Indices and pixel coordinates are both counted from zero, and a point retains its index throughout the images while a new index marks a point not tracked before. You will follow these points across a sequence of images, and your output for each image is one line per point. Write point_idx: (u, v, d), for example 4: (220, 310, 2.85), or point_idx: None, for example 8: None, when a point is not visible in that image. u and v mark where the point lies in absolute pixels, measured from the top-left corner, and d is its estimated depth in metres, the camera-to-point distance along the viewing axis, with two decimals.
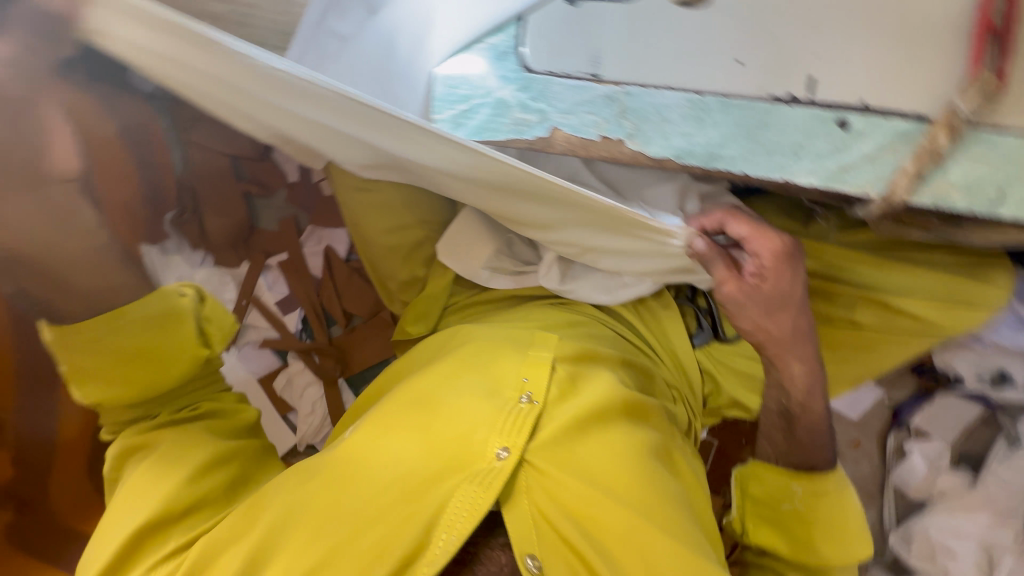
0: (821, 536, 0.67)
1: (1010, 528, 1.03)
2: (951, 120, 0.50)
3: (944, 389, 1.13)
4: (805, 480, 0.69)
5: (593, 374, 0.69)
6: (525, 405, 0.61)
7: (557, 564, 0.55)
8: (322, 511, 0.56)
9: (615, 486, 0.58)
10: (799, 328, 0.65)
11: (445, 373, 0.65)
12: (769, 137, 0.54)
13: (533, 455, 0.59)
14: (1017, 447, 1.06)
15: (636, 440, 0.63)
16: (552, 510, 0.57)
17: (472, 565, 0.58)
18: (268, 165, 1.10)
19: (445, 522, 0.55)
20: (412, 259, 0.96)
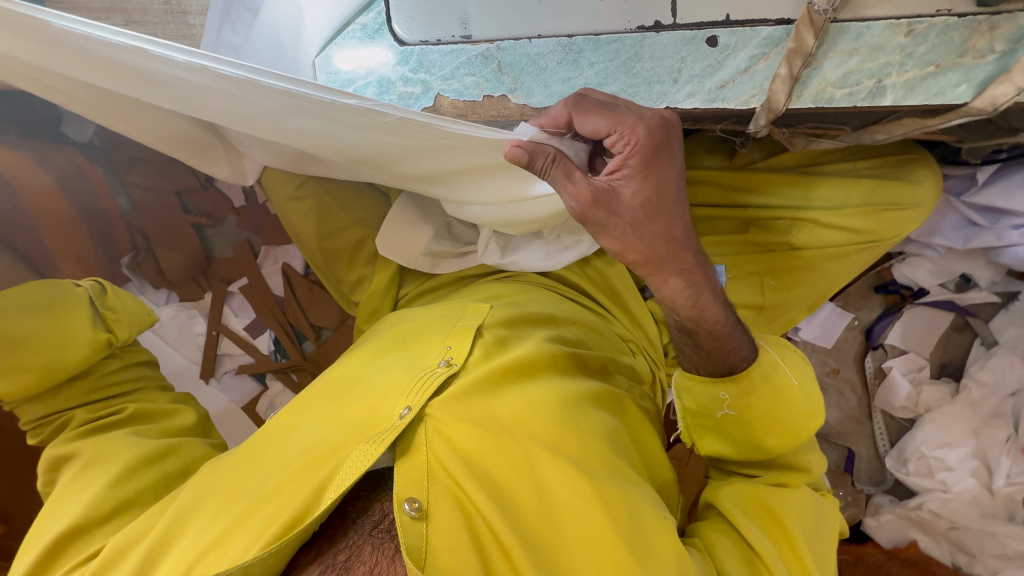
0: (769, 432, 0.65)
1: (1000, 429, 1.05)
2: (813, 18, 0.50)
3: (910, 303, 1.09)
4: (730, 385, 0.66)
5: (524, 336, 0.74)
6: (442, 368, 0.66)
7: (442, 502, 0.57)
8: (241, 483, 0.62)
9: (516, 427, 0.63)
10: (672, 233, 0.61)
11: (371, 358, 0.73)
12: (644, 68, 0.59)
13: (435, 409, 0.63)
14: (993, 349, 1.06)
15: (557, 389, 0.67)
16: (447, 455, 0.60)
17: (357, 517, 0.62)
18: (212, 195, 1.16)
19: (335, 482, 0.57)
20: (357, 259, 0.97)
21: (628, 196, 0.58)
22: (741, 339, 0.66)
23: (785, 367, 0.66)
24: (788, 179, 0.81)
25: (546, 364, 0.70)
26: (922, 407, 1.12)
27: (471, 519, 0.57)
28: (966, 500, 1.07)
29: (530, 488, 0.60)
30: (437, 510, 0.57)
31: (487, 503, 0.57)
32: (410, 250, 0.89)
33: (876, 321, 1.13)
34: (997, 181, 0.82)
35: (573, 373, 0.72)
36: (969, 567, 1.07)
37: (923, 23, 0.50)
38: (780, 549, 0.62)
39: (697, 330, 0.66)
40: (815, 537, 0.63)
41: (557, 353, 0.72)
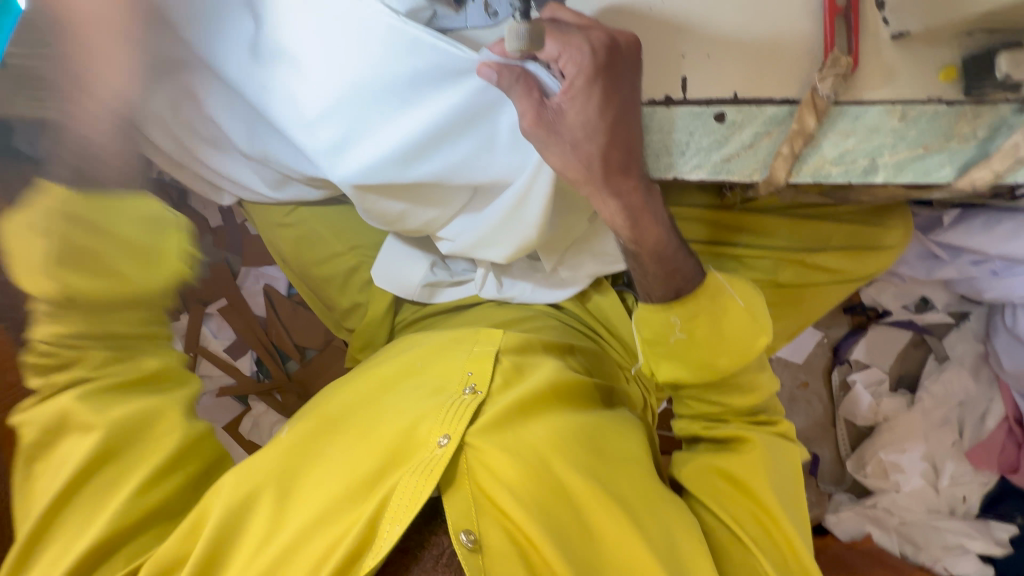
0: (723, 358, 0.66)
1: (948, 434, 1.16)
2: (816, 102, 0.51)
3: (874, 322, 1.20)
4: (679, 308, 0.65)
5: (537, 362, 0.76)
6: (468, 396, 0.68)
7: (493, 531, 0.59)
8: (282, 514, 0.60)
9: (552, 453, 0.65)
10: (618, 163, 0.57)
11: (387, 381, 0.72)
12: (653, 142, 0.57)
13: (473, 437, 0.64)
14: (945, 364, 1.17)
15: (577, 417, 0.70)
16: (491, 485, 0.61)
17: (416, 552, 0.60)
18: (185, 215, 1.12)
19: (389, 514, 0.58)
20: (349, 286, 0.93)
21: (573, 117, 0.55)
22: (688, 263, 0.66)
23: (732, 289, 0.65)
24: (771, 220, 0.84)
25: (562, 392, 0.73)
26: (881, 416, 1.20)
27: (523, 546, 0.59)
28: (913, 496, 1.18)
29: (573, 514, 0.61)
30: (489, 538, 0.59)
31: (537, 532, 0.58)
32: (408, 282, 0.87)
33: (845, 337, 1.23)
34: (961, 222, 0.88)
35: (586, 403, 0.75)
36: (917, 557, 1.14)
37: (915, 109, 0.52)
38: (755, 515, 0.64)
39: (642, 254, 0.64)
40: (779, 480, 0.66)
41: (569, 381, 0.74)
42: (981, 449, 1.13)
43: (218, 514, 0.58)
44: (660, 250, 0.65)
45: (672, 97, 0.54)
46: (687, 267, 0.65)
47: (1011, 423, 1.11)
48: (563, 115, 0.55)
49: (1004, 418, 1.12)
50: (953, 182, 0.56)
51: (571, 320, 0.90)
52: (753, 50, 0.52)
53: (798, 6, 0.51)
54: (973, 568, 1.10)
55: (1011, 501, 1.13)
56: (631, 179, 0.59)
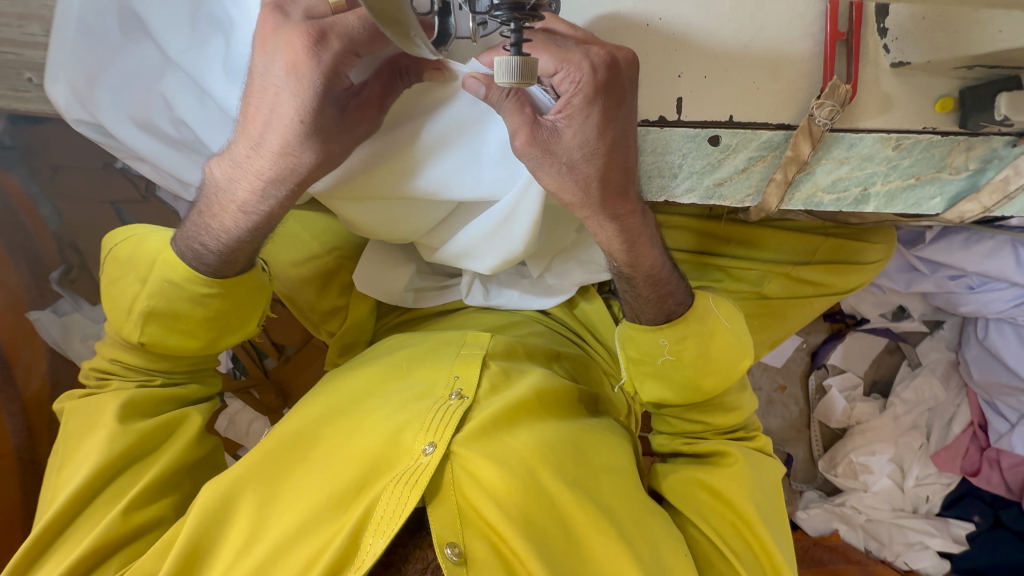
0: (709, 381, 0.66)
1: (916, 437, 1.20)
2: (812, 129, 0.50)
3: (853, 330, 1.22)
4: (668, 330, 0.64)
5: (524, 367, 0.75)
6: (455, 400, 0.66)
7: (478, 544, 0.58)
8: (262, 520, 0.59)
9: (539, 462, 0.62)
10: (615, 182, 0.53)
11: (371, 384, 0.70)
12: (646, 163, 0.55)
13: (460, 447, 0.61)
14: (917, 370, 1.20)
15: (567, 427, 0.69)
16: (478, 497, 0.59)
17: (400, 565, 0.58)
18: (155, 207, 1.06)
19: (373, 527, 0.57)
20: (329, 290, 0.88)
21: (570, 137, 0.50)
22: (680, 289, 0.66)
23: (718, 311, 0.67)
24: (760, 232, 0.83)
25: (551, 400, 0.71)
26: (855, 419, 1.23)
27: (508, 560, 0.58)
28: (880, 495, 1.22)
29: (559, 525, 0.60)
30: (475, 552, 0.57)
31: (523, 547, 0.56)
32: (391, 288, 0.84)
33: (824, 342, 1.26)
34: (943, 238, 0.90)
35: (575, 412, 0.73)
36: (880, 552, 1.18)
37: (910, 139, 0.51)
38: (738, 532, 0.64)
39: (635, 279, 0.63)
40: (763, 495, 0.66)
41: (556, 389, 0.73)
42: (946, 453, 1.17)
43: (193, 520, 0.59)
44: (654, 274, 0.64)
45: (666, 118, 0.52)
46: (679, 292, 0.65)
47: (975, 428, 1.16)
48: (557, 137, 0.50)
49: (969, 423, 1.17)
50: (942, 213, 0.57)
51: (557, 326, 0.89)
52: (749, 73, 0.50)
53: (799, 29, 0.49)
54: (930, 563, 1.15)
55: (971, 501, 1.17)
56: (628, 204, 0.56)
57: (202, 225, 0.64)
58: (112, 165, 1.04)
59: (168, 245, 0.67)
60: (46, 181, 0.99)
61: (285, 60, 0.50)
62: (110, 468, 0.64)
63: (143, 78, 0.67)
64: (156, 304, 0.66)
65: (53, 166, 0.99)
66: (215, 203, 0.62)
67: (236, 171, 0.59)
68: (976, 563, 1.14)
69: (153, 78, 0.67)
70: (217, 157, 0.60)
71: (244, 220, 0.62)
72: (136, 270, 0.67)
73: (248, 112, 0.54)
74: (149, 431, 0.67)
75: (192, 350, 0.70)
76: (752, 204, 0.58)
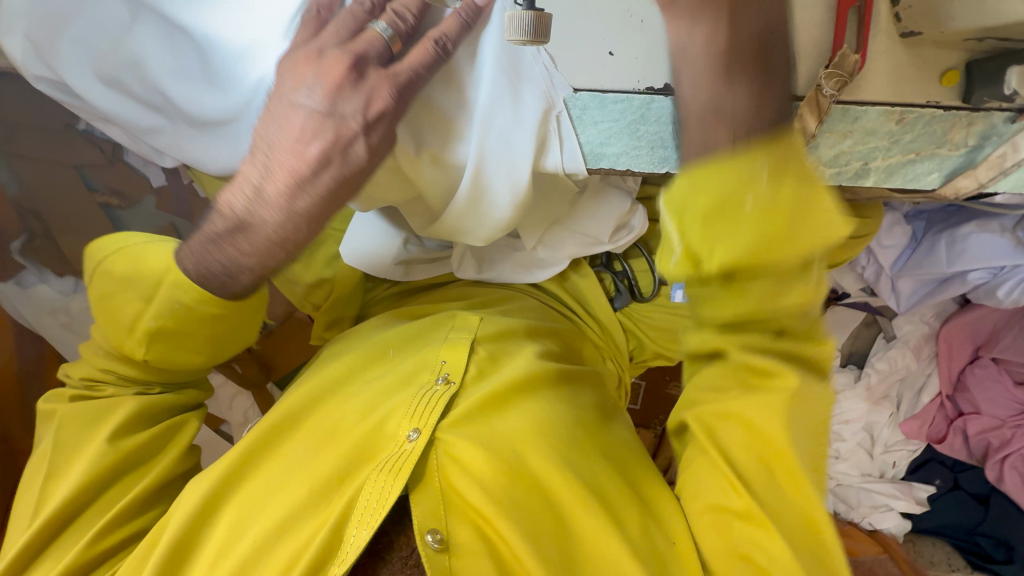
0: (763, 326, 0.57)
1: (888, 408, 1.25)
2: (819, 102, 0.49)
3: (835, 304, 1.19)
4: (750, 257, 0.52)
5: (515, 349, 0.75)
6: (441, 386, 0.66)
7: (461, 528, 0.58)
8: (246, 521, 0.59)
9: (523, 447, 0.63)
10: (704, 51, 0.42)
11: (356, 367, 0.72)
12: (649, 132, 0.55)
13: (445, 433, 0.62)
14: (892, 342, 1.20)
15: (558, 411, 0.68)
16: (461, 482, 0.60)
17: (385, 554, 0.59)
18: (123, 172, 0.99)
19: (356, 519, 0.56)
20: (314, 262, 0.85)
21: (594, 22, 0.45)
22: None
23: None
24: None
25: (539, 380, 0.70)
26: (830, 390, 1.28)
27: (495, 544, 0.58)
28: (849, 461, 1.27)
29: (546, 510, 0.61)
30: (459, 537, 0.58)
31: (507, 528, 0.58)
32: (379, 261, 0.81)
33: None
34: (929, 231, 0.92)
35: (567, 391, 0.73)
36: (847, 514, 1.26)
37: (913, 113, 0.51)
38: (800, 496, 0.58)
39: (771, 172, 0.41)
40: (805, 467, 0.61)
41: (547, 369, 0.72)
42: (915, 423, 1.22)
43: (182, 514, 0.60)
44: None
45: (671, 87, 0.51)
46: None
47: (943, 398, 1.21)
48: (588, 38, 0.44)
49: (937, 394, 1.21)
50: (938, 188, 0.57)
51: (548, 299, 0.88)
52: None
53: None
54: (893, 523, 1.22)
55: (934, 466, 1.24)
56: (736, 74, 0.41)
57: (228, 265, 0.57)
58: (74, 127, 0.95)
59: (177, 265, 0.60)
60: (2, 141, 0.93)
61: (322, 93, 0.49)
62: (104, 476, 0.63)
63: (111, 30, 0.61)
64: (164, 323, 0.61)
65: (8, 125, 0.93)
66: (230, 239, 0.55)
67: (260, 203, 0.53)
68: (935, 521, 1.22)
69: (122, 32, 0.61)
70: (233, 187, 0.54)
71: (279, 253, 0.55)
72: (137, 286, 0.62)
73: (282, 137, 0.51)
74: (147, 442, 0.66)
75: (197, 364, 0.67)
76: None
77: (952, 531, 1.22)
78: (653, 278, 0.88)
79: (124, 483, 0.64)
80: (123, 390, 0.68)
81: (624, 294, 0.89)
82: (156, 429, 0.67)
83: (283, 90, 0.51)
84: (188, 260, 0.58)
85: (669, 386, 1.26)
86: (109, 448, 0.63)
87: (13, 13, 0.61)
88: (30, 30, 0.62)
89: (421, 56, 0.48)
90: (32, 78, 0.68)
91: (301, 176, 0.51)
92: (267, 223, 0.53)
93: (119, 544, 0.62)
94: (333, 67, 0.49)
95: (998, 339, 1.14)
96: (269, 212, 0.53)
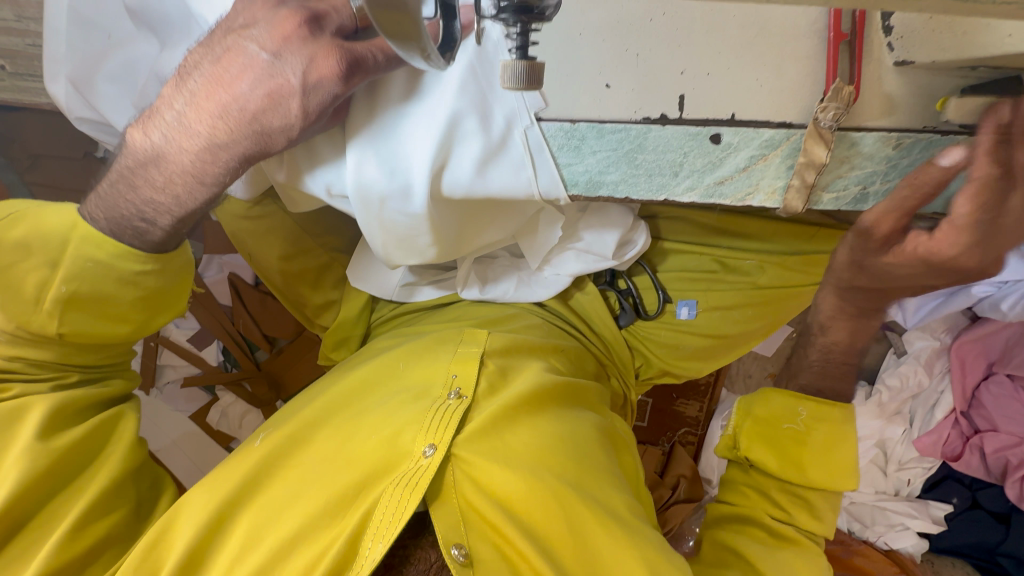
0: (812, 462, 0.68)
1: (899, 424, 1.24)
2: (821, 133, 0.49)
3: None
4: (812, 403, 0.69)
5: (523, 365, 0.76)
6: (453, 400, 0.68)
7: (484, 547, 0.60)
8: (261, 531, 0.61)
9: (539, 465, 0.64)
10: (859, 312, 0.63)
11: (364, 385, 0.73)
12: (646, 160, 0.54)
13: (461, 449, 0.64)
14: (903, 357, 1.21)
15: (566, 427, 0.70)
16: (480, 499, 0.62)
17: (401, 567, 0.61)
18: None
19: (372, 531, 0.58)
20: (322, 283, 0.89)
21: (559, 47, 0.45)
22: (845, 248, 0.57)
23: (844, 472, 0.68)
24: (751, 223, 0.84)
25: (548, 395, 0.72)
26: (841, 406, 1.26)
27: (514, 560, 0.60)
28: (862, 479, 1.25)
29: (564, 530, 0.61)
30: (480, 553, 0.60)
31: (527, 548, 0.59)
32: (385, 283, 0.84)
33: None
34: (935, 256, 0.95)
35: (572, 407, 0.75)
36: (862, 533, 1.24)
37: (910, 138, 0.51)
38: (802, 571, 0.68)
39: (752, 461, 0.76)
40: None
41: (556, 384, 0.74)
42: (929, 439, 1.20)
43: (190, 525, 0.61)
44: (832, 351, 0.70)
45: (668, 116, 0.51)
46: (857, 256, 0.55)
47: (957, 415, 1.18)
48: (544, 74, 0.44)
49: (952, 410, 1.19)
50: None
51: (554, 318, 0.88)
52: (752, 71, 0.50)
53: (803, 25, 0.48)
54: (911, 542, 1.19)
55: (951, 484, 1.21)
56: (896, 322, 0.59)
57: (138, 200, 0.60)
58: (93, 154, 1.00)
59: (84, 222, 0.61)
60: (23, 169, 0.98)
61: (274, 48, 0.52)
62: (42, 481, 0.60)
63: (140, 65, 0.65)
64: (78, 288, 0.61)
65: (30, 155, 0.98)
66: (146, 172, 0.59)
67: (176, 135, 0.56)
68: (952, 541, 1.18)
69: (151, 64, 0.64)
70: (151, 119, 0.57)
71: (194, 188, 0.59)
72: (42, 254, 0.61)
73: (217, 72, 0.54)
74: (79, 439, 0.64)
75: (123, 335, 0.67)
76: (774, 208, 0.56)
77: (973, 552, 1.18)
78: (658, 296, 0.88)
79: (72, 485, 0.62)
80: (40, 387, 0.65)
81: (629, 312, 0.89)
82: (90, 423, 0.65)
83: (236, 29, 0.53)
84: (97, 196, 0.61)
85: (675, 403, 1.26)
86: (41, 448, 0.60)
87: (52, 57, 0.65)
88: (71, 72, 0.65)
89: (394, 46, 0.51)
90: (72, 118, 0.70)
91: (215, 141, 0.56)
92: (184, 155, 0.57)
93: (83, 556, 0.59)
94: (285, 24, 0.52)
95: (1011, 354, 1.14)
96: (189, 148, 0.57)
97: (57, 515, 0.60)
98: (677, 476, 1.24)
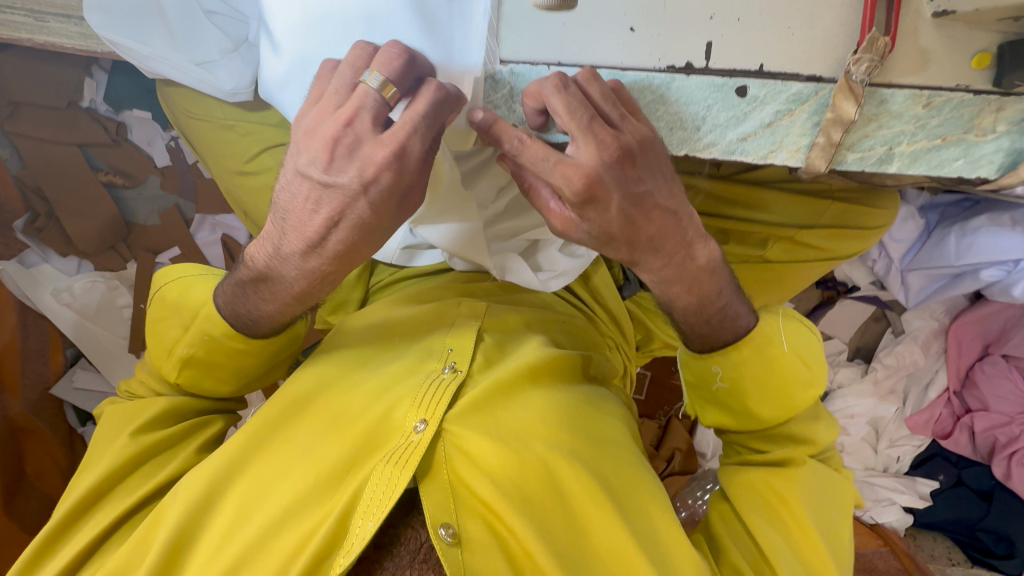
0: (758, 402, 0.66)
1: (892, 402, 1.25)
2: (852, 87, 0.47)
3: (842, 297, 1.21)
4: (722, 357, 0.64)
5: (520, 338, 0.75)
6: (448, 374, 0.67)
7: (473, 524, 0.59)
8: (252, 504, 0.60)
9: (532, 439, 0.64)
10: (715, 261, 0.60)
11: (360, 356, 0.72)
12: (668, 113, 0.52)
13: (451, 424, 0.63)
14: (900, 337, 1.21)
15: (560, 398, 0.69)
16: (470, 473, 0.61)
17: (391, 547, 0.60)
18: (128, 153, 1.03)
19: (361, 510, 0.58)
20: None
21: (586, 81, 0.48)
22: (654, 172, 0.51)
23: (815, 424, 0.71)
24: (756, 194, 0.82)
25: (545, 367, 0.71)
26: (837, 384, 1.27)
27: (503, 537, 0.59)
28: (853, 456, 1.27)
29: (556, 503, 0.62)
30: (470, 532, 0.59)
31: (518, 522, 0.58)
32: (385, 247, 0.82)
33: (813, 309, 1.25)
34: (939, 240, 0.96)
35: (570, 379, 0.74)
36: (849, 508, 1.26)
37: (941, 97, 0.49)
38: (780, 523, 0.65)
39: (693, 334, 0.65)
40: (820, 506, 0.67)
41: (554, 358, 0.72)
42: (921, 418, 1.22)
43: (181, 501, 0.61)
44: (727, 313, 0.63)
45: (693, 65, 0.49)
46: (606, 200, 0.50)
47: (950, 394, 1.21)
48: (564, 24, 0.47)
49: (944, 389, 1.21)
50: (995, 179, 0.54)
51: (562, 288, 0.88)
52: (785, 18, 0.47)
53: None
54: (895, 516, 1.22)
55: (938, 461, 1.24)
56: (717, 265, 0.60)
57: (253, 303, 0.62)
58: (78, 104, 0.98)
59: (215, 298, 0.66)
60: (4, 118, 0.95)
61: (363, 175, 0.49)
62: (125, 469, 0.66)
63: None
64: (195, 351, 0.67)
65: (11, 102, 0.94)
66: (257, 290, 0.61)
67: (277, 253, 0.56)
68: (937, 518, 1.23)
69: None
70: (255, 238, 0.59)
71: (295, 306, 0.61)
72: (179, 314, 0.68)
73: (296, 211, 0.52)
74: (171, 435, 0.69)
75: (222, 386, 0.71)
76: (796, 168, 0.54)
77: (953, 526, 1.22)
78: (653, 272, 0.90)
79: (142, 472, 0.67)
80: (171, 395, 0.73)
81: (632, 283, 0.89)
82: (178, 425, 0.70)
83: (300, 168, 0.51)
84: (233, 298, 0.64)
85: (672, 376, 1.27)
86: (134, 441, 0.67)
87: None
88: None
89: (426, 105, 0.49)
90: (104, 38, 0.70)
91: (313, 239, 0.53)
92: (287, 281, 0.58)
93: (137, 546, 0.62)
94: (333, 134, 0.49)
95: (1007, 335, 1.14)
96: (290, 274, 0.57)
97: (126, 493, 0.65)
98: (672, 449, 1.25)
